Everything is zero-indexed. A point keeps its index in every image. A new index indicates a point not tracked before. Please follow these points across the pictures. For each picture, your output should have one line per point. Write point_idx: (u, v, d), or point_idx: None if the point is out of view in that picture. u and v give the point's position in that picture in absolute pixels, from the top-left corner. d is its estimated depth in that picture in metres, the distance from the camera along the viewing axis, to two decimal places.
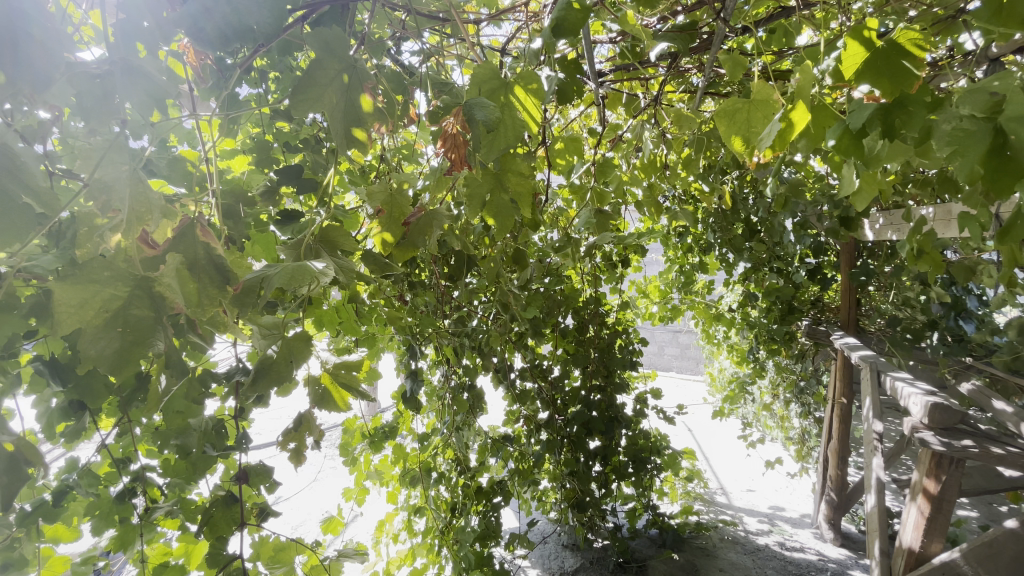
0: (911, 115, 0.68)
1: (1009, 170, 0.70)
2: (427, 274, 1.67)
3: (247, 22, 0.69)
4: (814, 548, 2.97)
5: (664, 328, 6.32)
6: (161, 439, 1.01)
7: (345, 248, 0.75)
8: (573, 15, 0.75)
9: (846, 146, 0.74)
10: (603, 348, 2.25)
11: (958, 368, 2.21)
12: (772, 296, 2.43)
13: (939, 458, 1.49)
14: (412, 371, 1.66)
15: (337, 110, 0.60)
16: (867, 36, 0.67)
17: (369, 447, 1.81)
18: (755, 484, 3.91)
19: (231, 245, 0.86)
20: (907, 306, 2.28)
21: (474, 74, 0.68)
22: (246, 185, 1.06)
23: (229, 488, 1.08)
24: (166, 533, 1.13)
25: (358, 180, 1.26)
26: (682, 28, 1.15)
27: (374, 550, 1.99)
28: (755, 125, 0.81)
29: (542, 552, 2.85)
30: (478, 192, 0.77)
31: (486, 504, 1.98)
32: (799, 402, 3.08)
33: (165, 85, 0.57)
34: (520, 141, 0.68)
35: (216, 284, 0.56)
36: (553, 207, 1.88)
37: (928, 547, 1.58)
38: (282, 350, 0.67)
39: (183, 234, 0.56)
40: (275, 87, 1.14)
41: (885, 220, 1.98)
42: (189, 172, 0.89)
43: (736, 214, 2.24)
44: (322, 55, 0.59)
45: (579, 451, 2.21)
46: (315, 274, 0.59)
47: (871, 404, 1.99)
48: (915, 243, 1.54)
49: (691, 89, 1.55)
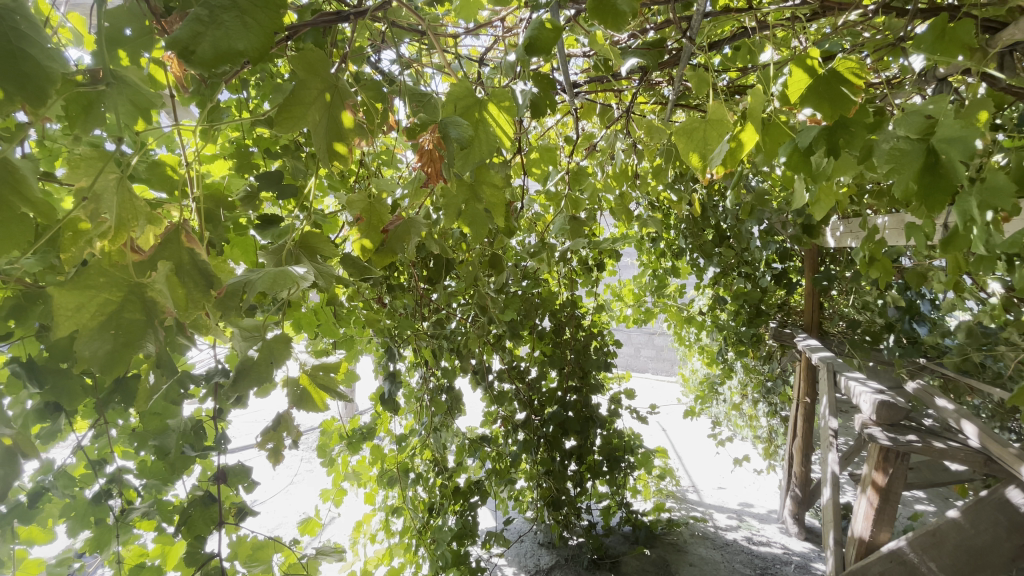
0: (853, 136, 0.75)
1: (941, 186, 0.77)
2: (406, 277, 1.71)
3: (237, 47, 0.53)
4: (780, 542, 3.08)
5: (639, 329, 6.49)
6: (138, 440, 1.04)
7: (325, 254, 0.78)
8: (545, 34, 0.79)
9: (796, 162, 0.80)
10: (579, 349, 2.30)
11: (914, 368, 2.33)
12: (739, 300, 2.54)
13: (886, 452, 1.58)
14: (391, 373, 1.69)
15: (320, 127, 0.64)
16: (811, 64, 0.75)
17: (347, 448, 1.82)
18: (726, 481, 4.03)
19: (211, 249, 0.88)
20: (867, 310, 2.42)
21: (450, 91, 0.72)
22: (226, 190, 1.07)
23: (206, 488, 1.10)
24: (142, 535, 1.14)
25: (337, 184, 1.28)
26: (652, 45, 1.20)
27: (352, 550, 2.00)
28: (710, 142, 0.87)
29: (518, 550, 2.89)
30: (454, 203, 0.81)
31: (463, 503, 2.05)
32: (767, 401, 3.24)
33: (150, 95, 0.69)
34: (493, 154, 0.73)
35: (200, 287, 0.58)
36: (530, 212, 1.98)
37: (876, 536, 1.67)
38: (263, 351, 0.69)
39: (168, 240, 0.58)
40: (254, 93, 1.16)
41: (845, 228, 2.06)
42: (169, 177, 0.89)
43: (706, 221, 2.34)
44: (306, 77, 0.62)
45: (555, 451, 2.28)
46: (296, 278, 0.62)
47: (827, 402, 2.09)
48: (868, 250, 1.64)
49: (661, 101, 1.62)
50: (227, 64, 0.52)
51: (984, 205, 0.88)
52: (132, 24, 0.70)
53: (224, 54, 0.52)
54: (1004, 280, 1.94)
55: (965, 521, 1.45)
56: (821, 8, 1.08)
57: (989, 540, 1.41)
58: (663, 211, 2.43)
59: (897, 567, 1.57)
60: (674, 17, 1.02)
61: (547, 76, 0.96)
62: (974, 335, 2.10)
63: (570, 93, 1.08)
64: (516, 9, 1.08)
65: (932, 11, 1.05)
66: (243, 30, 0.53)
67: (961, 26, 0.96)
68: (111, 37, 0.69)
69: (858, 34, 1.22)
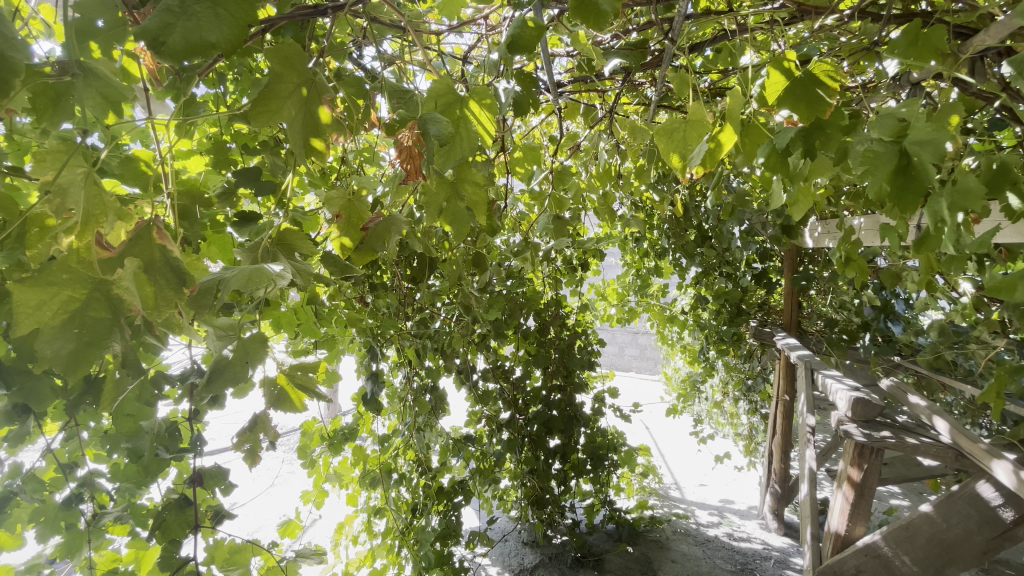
0: (829, 138, 0.75)
1: (913, 188, 0.78)
2: (389, 276, 1.69)
3: (209, 39, 0.52)
4: (760, 537, 3.13)
5: (623, 329, 6.56)
6: (111, 443, 1.01)
7: (303, 251, 0.77)
8: (527, 33, 0.79)
9: (774, 163, 0.81)
10: (563, 348, 2.31)
11: (889, 366, 2.39)
12: (720, 299, 2.58)
13: (861, 448, 1.61)
14: (373, 373, 1.68)
15: (296, 123, 0.62)
16: (787, 66, 0.76)
17: (328, 449, 1.79)
18: (707, 477, 4.09)
19: (187, 246, 0.85)
20: (844, 309, 2.48)
21: (431, 88, 0.71)
22: (202, 186, 1.04)
23: (183, 491, 1.07)
24: (115, 540, 1.11)
25: (318, 182, 1.26)
26: (635, 45, 1.21)
27: (333, 552, 1.97)
28: (690, 143, 0.87)
29: (502, 550, 2.89)
30: (435, 200, 0.78)
31: (447, 504, 2.05)
32: (747, 399, 3.31)
33: (121, 88, 0.69)
34: (475, 152, 0.73)
35: (173, 285, 0.57)
36: (514, 212, 1.98)
37: (852, 531, 1.71)
38: (238, 351, 0.68)
39: (139, 236, 0.56)
40: (233, 88, 1.14)
41: (823, 229, 2.09)
42: (143, 172, 0.87)
43: (688, 221, 2.38)
44: (281, 69, 0.61)
45: (539, 450, 2.29)
46: (272, 277, 0.61)
47: (805, 399, 2.13)
48: (844, 251, 1.68)
49: (644, 102, 1.63)
50: (199, 56, 0.51)
51: (954, 208, 0.90)
52: (104, 15, 0.65)
53: (194, 46, 0.51)
54: (974, 280, 1.98)
55: (936, 515, 1.47)
56: (798, 12, 1.10)
57: (962, 533, 1.43)
58: (647, 212, 2.46)
59: (872, 560, 1.60)
60: (656, 18, 1.03)
61: (529, 74, 0.96)
62: (946, 334, 2.14)
63: (554, 93, 1.07)
64: (499, 7, 1.07)
65: (906, 16, 1.07)
66: (215, 22, 0.52)
67: (934, 32, 0.98)
68: (81, 29, 0.64)
69: (835, 38, 1.24)
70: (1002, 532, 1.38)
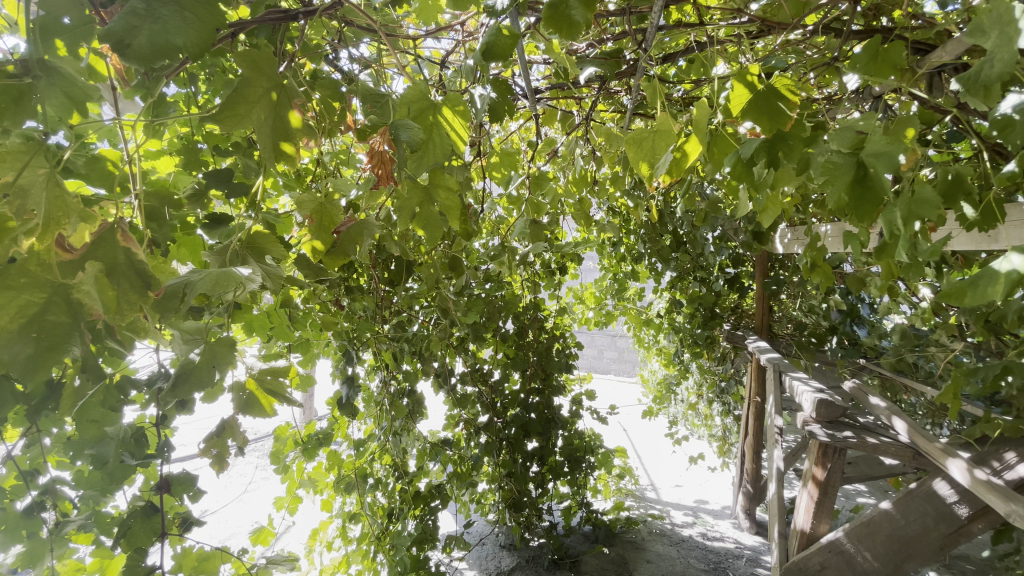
0: (792, 149, 0.78)
1: (869, 198, 0.81)
2: (366, 280, 1.68)
3: (175, 43, 0.52)
4: (732, 536, 3.20)
5: (601, 332, 6.65)
6: (73, 449, 0.97)
7: (274, 254, 0.77)
8: (502, 41, 0.80)
9: (740, 172, 0.84)
10: (541, 352, 2.33)
11: (855, 368, 2.47)
12: (694, 303, 2.64)
13: (825, 448, 1.68)
14: (348, 378, 1.69)
15: (265, 127, 0.62)
16: (750, 80, 0.78)
17: (302, 455, 1.76)
18: (683, 478, 4.15)
19: (154, 248, 0.82)
20: (813, 313, 2.59)
21: (404, 93, 0.72)
22: (172, 188, 1.02)
23: (148, 498, 1.05)
24: (78, 549, 1.08)
25: (293, 184, 1.25)
26: (609, 55, 1.25)
27: (307, 558, 1.95)
28: (658, 152, 0.91)
29: (479, 553, 2.90)
30: (407, 206, 0.78)
31: (423, 508, 2.03)
32: (720, 400, 3.41)
33: (85, 88, 0.66)
34: (448, 158, 0.74)
35: (137, 288, 0.57)
36: (493, 216, 2.00)
37: (816, 528, 1.76)
38: (205, 355, 0.67)
39: (102, 239, 0.56)
40: (205, 88, 1.12)
41: (792, 236, 2.14)
42: (110, 173, 0.84)
43: (663, 227, 2.43)
44: (250, 74, 0.61)
45: (517, 453, 2.29)
46: (241, 280, 0.60)
47: (773, 400, 2.20)
48: (810, 257, 1.73)
49: (620, 109, 1.66)
50: (165, 59, 0.51)
51: (909, 218, 0.93)
52: (70, 12, 0.63)
53: (160, 48, 0.51)
54: (933, 286, 2.06)
55: (896, 511, 1.52)
56: (765, 27, 1.14)
57: (919, 530, 1.47)
58: (623, 217, 2.50)
59: (835, 557, 1.64)
60: (629, 30, 1.05)
61: (505, 81, 0.97)
62: (907, 337, 2.21)
63: (532, 99, 1.08)
64: (476, 14, 1.09)
65: (868, 32, 1.11)
66: (183, 26, 0.52)
67: (893, 48, 1.03)
68: (46, 26, 0.60)
69: (801, 51, 1.28)
70: (958, 528, 1.43)
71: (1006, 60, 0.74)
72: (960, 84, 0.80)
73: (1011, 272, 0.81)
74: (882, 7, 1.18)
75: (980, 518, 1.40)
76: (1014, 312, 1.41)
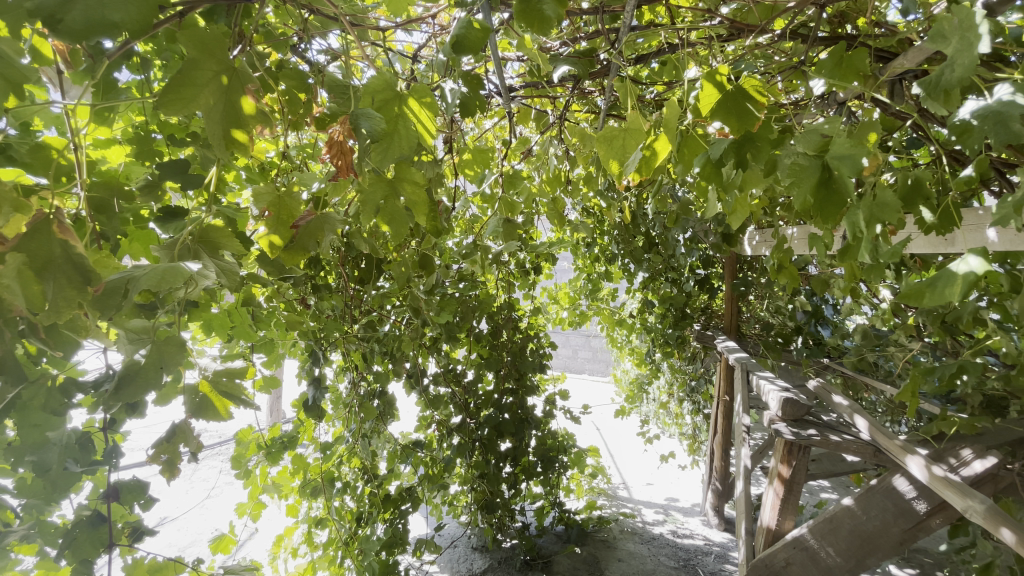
0: (759, 150, 0.79)
1: (833, 200, 0.82)
2: (334, 278, 1.63)
3: (113, 20, 0.49)
4: (701, 534, 3.26)
5: (577, 331, 6.73)
6: (12, 456, 0.89)
7: (230, 250, 0.73)
8: (473, 34, 0.78)
9: (709, 173, 0.85)
10: (515, 352, 2.33)
11: (819, 366, 2.54)
12: (666, 304, 2.68)
13: (789, 445, 1.73)
14: (315, 378, 1.64)
15: (214, 112, 0.59)
16: (718, 80, 0.81)
17: (266, 459, 1.68)
18: (654, 477, 4.20)
19: (101, 242, 0.77)
20: (779, 313, 2.67)
21: (368, 83, 0.70)
22: (123, 179, 0.97)
23: (97, 507, 1.00)
24: (23, 561, 1.00)
25: (256, 178, 1.20)
26: (582, 53, 1.23)
27: (271, 565, 1.88)
28: (628, 150, 0.90)
29: (450, 556, 2.87)
30: (372, 199, 0.75)
31: (393, 511, 1.99)
32: (691, 399, 3.47)
33: (24, 70, 0.62)
34: (414, 150, 0.71)
35: (74, 282, 0.54)
36: (466, 214, 1.99)
37: (782, 525, 1.80)
38: (152, 354, 0.64)
39: (36, 229, 0.53)
40: (159, 75, 1.05)
41: (760, 237, 2.18)
42: (54, 161, 0.75)
43: (636, 228, 2.44)
44: (197, 55, 0.57)
45: (490, 453, 2.27)
46: (189, 275, 0.57)
47: (741, 399, 2.24)
48: (777, 259, 1.76)
49: (593, 109, 1.67)
50: (101, 35, 0.48)
51: (872, 220, 0.95)
52: None
53: (97, 24, 0.48)
54: (892, 287, 2.13)
55: (857, 508, 1.56)
56: (734, 29, 1.15)
57: (879, 525, 1.51)
58: (597, 218, 2.52)
59: (800, 553, 1.67)
60: (601, 29, 1.05)
61: (477, 76, 0.95)
62: (868, 337, 2.29)
63: (507, 97, 1.03)
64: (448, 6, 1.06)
65: (833, 39, 1.14)
66: (121, 1, 0.49)
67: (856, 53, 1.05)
68: None
69: (769, 56, 1.30)
70: (916, 523, 1.47)
71: (967, 65, 0.76)
72: (923, 88, 0.82)
73: (968, 274, 0.83)
74: (847, 15, 1.22)
75: (937, 514, 1.45)
76: (968, 312, 1.46)
